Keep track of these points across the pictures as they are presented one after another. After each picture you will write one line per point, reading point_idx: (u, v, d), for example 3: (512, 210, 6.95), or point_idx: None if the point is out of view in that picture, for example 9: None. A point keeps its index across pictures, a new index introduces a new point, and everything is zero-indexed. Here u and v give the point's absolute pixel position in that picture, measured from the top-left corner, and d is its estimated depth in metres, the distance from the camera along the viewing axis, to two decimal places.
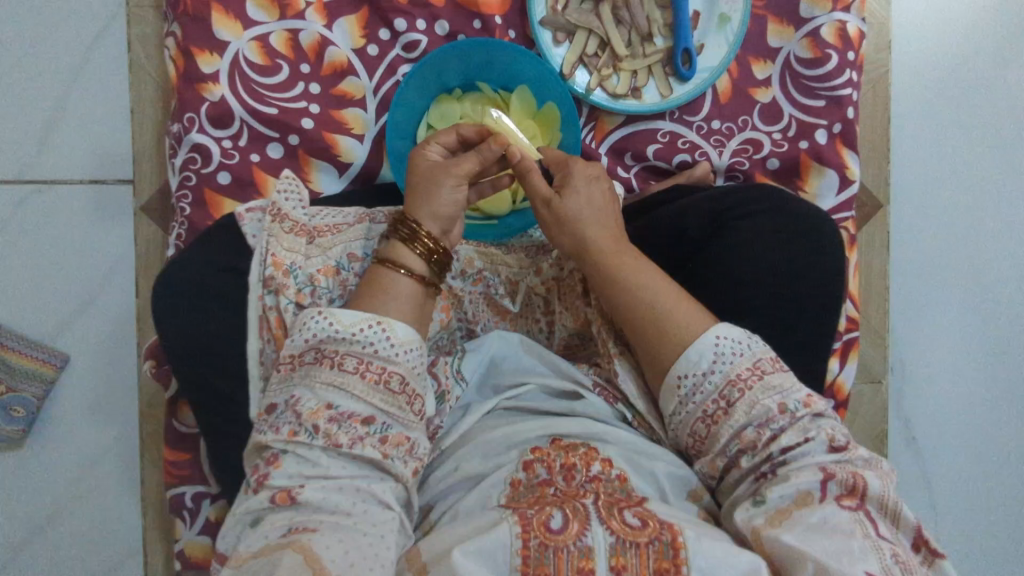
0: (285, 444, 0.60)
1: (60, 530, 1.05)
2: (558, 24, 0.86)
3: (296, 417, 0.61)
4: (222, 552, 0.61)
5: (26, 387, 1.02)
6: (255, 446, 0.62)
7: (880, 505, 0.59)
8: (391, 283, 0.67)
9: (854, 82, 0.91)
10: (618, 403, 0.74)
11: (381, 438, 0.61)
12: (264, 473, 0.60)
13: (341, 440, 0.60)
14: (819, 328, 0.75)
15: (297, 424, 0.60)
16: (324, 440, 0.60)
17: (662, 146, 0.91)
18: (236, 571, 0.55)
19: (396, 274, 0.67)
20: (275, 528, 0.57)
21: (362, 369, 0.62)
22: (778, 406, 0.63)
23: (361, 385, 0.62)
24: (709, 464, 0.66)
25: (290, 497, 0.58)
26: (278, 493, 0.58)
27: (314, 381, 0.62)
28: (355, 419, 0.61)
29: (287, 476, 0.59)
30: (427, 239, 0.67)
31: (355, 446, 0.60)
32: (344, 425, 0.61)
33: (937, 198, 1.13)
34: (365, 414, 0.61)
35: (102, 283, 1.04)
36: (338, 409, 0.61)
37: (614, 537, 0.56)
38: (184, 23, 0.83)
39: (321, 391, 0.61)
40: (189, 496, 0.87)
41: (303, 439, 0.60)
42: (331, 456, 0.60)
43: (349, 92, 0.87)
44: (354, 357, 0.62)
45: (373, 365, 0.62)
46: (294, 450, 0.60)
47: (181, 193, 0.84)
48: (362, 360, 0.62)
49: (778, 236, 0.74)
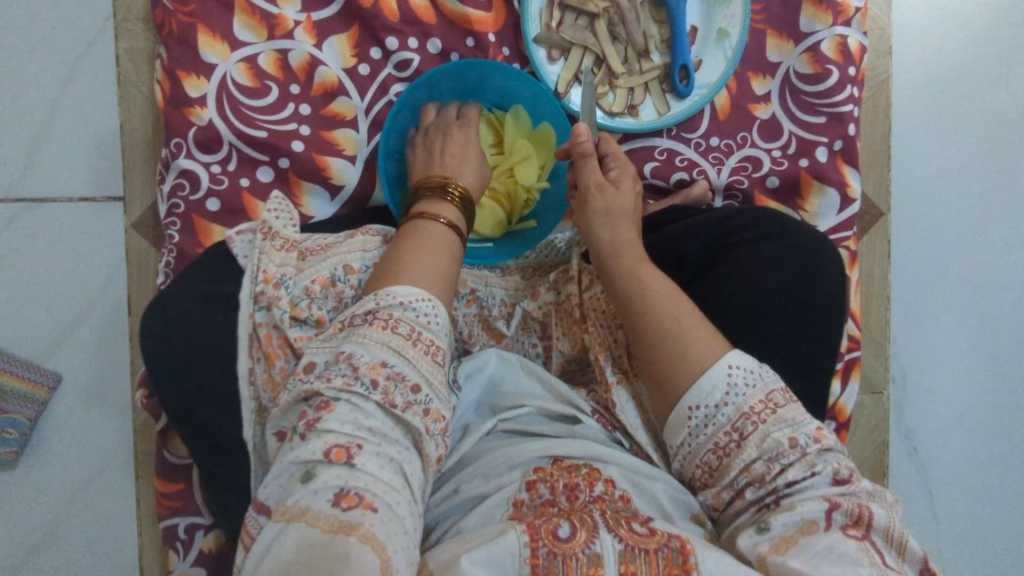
0: (338, 391, 0.57)
1: (54, 553, 1.04)
2: (553, 41, 0.84)
3: (351, 370, 0.58)
4: (262, 502, 0.57)
5: (17, 408, 1.01)
6: (297, 395, 0.59)
7: (886, 535, 0.58)
8: (435, 233, 0.68)
9: (855, 98, 0.90)
10: (616, 431, 0.73)
11: (425, 410, 0.60)
12: (314, 418, 0.56)
13: (396, 400, 0.58)
14: (822, 358, 0.73)
15: (353, 377, 0.57)
16: (382, 396, 0.57)
17: (660, 164, 0.89)
18: (287, 525, 0.51)
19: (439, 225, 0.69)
20: (327, 486, 0.53)
21: (414, 336, 0.60)
22: (789, 441, 0.62)
23: (414, 351, 0.60)
24: (715, 496, 0.65)
25: (347, 453, 0.55)
26: (335, 447, 0.55)
27: (366, 339, 0.59)
28: (407, 383, 0.59)
29: (341, 422, 0.56)
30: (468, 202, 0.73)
31: (407, 410, 0.58)
32: (399, 386, 0.59)
33: (938, 210, 1.11)
34: (415, 381, 0.60)
35: (93, 303, 1.03)
36: (392, 369, 0.59)
37: (623, 544, 0.55)
38: (170, 45, 0.82)
39: (376, 349, 0.59)
40: (182, 526, 0.85)
41: (358, 391, 0.57)
42: (383, 414, 0.57)
43: (340, 113, 0.85)
44: (407, 323, 0.61)
45: (424, 336, 0.61)
46: (349, 398, 0.57)
47: (170, 220, 0.83)
48: (414, 328, 0.61)
49: (779, 262, 0.73)
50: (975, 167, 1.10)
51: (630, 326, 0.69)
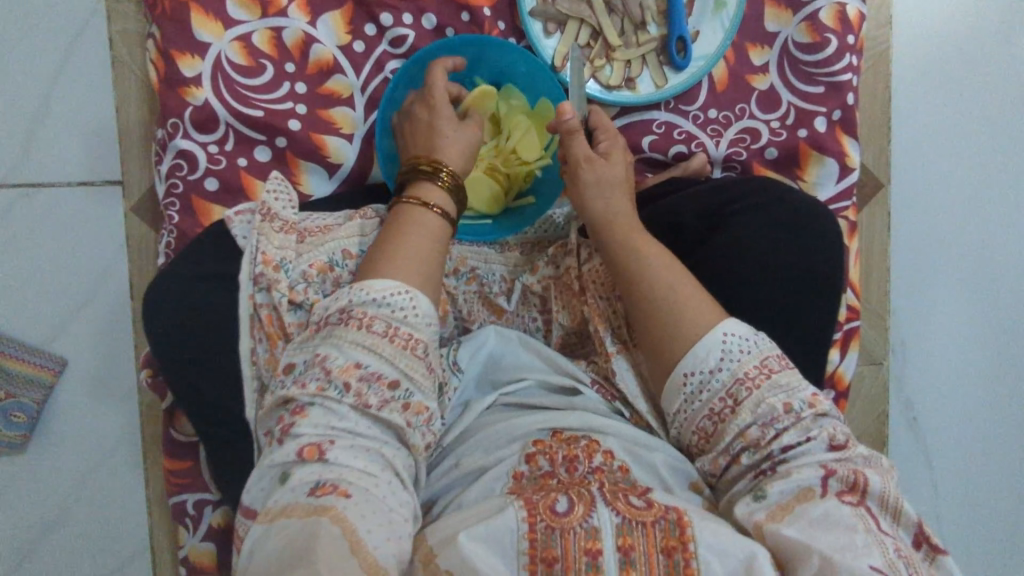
0: (312, 397, 0.58)
1: (66, 534, 1.06)
2: (549, 14, 0.83)
3: (324, 373, 0.59)
4: (250, 505, 0.60)
5: (25, 393, 1.02)
6: (277, 400, 0.60)
7: (881, 501, 0.58)
8: (420, 217, 0.67)
9: (854, 67, 0.89)
10: (616, 402, 0.73)
11: (404, 404, 0.60)
12: (289, 423, 0.58)
13: (370, 401, 0.59)
14: (818, 325, 0.75)
15: (325, 380, 0.58)
16: (354, 398, 0.58)
17: (658, 137, 0.89)
18: (267, 526, 0.53)
19: (426, 210, 0.68)
20: (304, 483, 0.55)
21: (390, 333, 0.60)
22: (783, 406, 0.62)
23: (390, 348, 0.60)
24: (711, 463, 0.66)
25: (320, 451, 0.56)
26: (306, 447, 0.56)
27: (340, 341, 0.60)
28: (382, 381, 0.60)
29: (315, 426, 0.57)
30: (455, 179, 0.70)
31: (383, 408, 0.59)
32: (372, 386, 0.59)
33: (937, 181, 1.11)
34: (391, 377, 0.60)
35: (95, 288, 1.03)
36: (367, 369, 0.59)
37: (620, 517, 0.56)
38: (163, 24, 0.81)
39: (349, 349, 0.59)
40: (190, 503, 0.87)
41: (331, 394, 0.58)
42: (360, 415, 0.59)
43: (336, 91, 0.85)
44: (383, 320, 0.61)
45: (401, 331, 0.61)
46: (322, 403, 0.58)
47: (169, 201, 0.83)
48: (390, 324, 0.61)
49: (778, 230, 0.74)
50: (974, 138, 1.09)
51: (628, 298, 0.70)
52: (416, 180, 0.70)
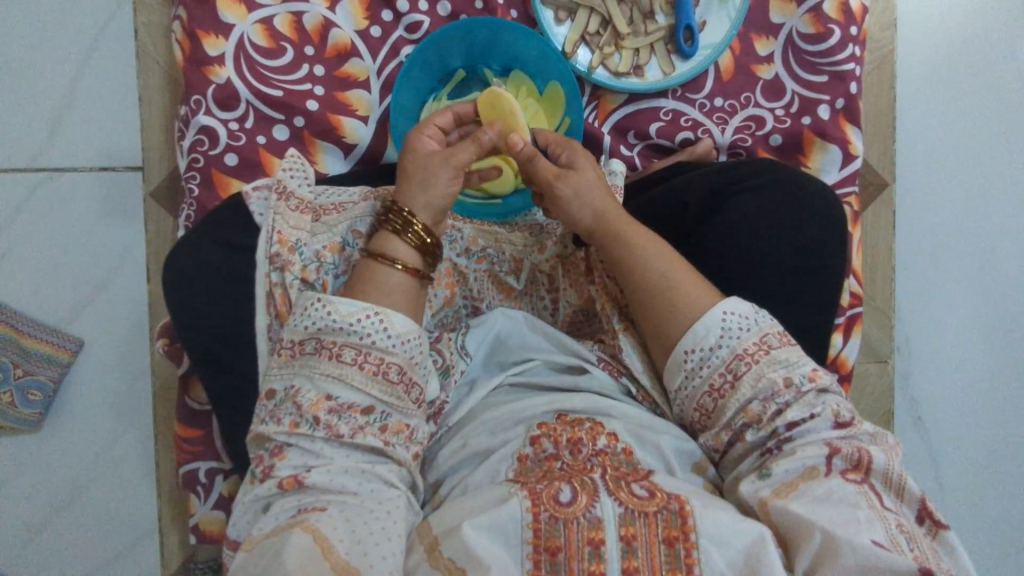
0: (288, 436, 0.61)
1: (77, 512, 1.07)
2: (560, 3, 0.87)
3: (297, 408, 0.61)
4: (234, 538, 0.62)
5: (43, 371, 1.04)
6: (255, 436, 0.63)
7: (885, 479, 0.59)
8: (382, 275, 0.66)
9: (856, 57, 0.92)
10: (622, 377, 0.74)
11: (381, 426, 0.62)
12: (269, 464, 0.61)
13: (342, 430, 0.61)
14: (818, 302, 0.76)
15: (298, 415, 0.61)
16: (326, 430, 0.60)
17: (665, 124, 0.92)
18: (247, 555, 0.56)
19: (390, 268, 0.66)
20: (285, 510, 0.58)
21: (360, 360, 0.62)
22: (784, 380, 0.63)
23: (360, 376, 0.62)
24: (715, 438, 0.67)
25: (297, 481, 0.59)
26: (285, 479, 0.59)
27: (313, 372, 0.62)
28: (355, 409, 0.61)
29: (292, 465, 0.60)
30: (420, 231, 0.66)
31: (356, 435, 0.61)
32: (345, 415, 0.61)
33: (944, 176, 1.12)
34: (365, 404, 0.62)
35: (113, 269, 1.06)
36: (338, 400, 0.61)
37: (623, 508, 0.57)
38: (190, 6, 0.84)
39: (321, 382, 0.61)
40: (202, 471, 0.89)
41: (304, 430, 0.60)
42: (334, 446, 0.61)
43: (353, 74, 0.88)
44: (352, 349, 0.62)
45: (371, 357, 0.62)
46: (298, 442, 0.60)
47: (190, 174, 0.85)
48: (360, 351, 0.62)
49: (778, 211, 0.75)
50: (978, 135, 1.11)
51: (632, 283, 0.70)
52: (383, 231, 0.68)
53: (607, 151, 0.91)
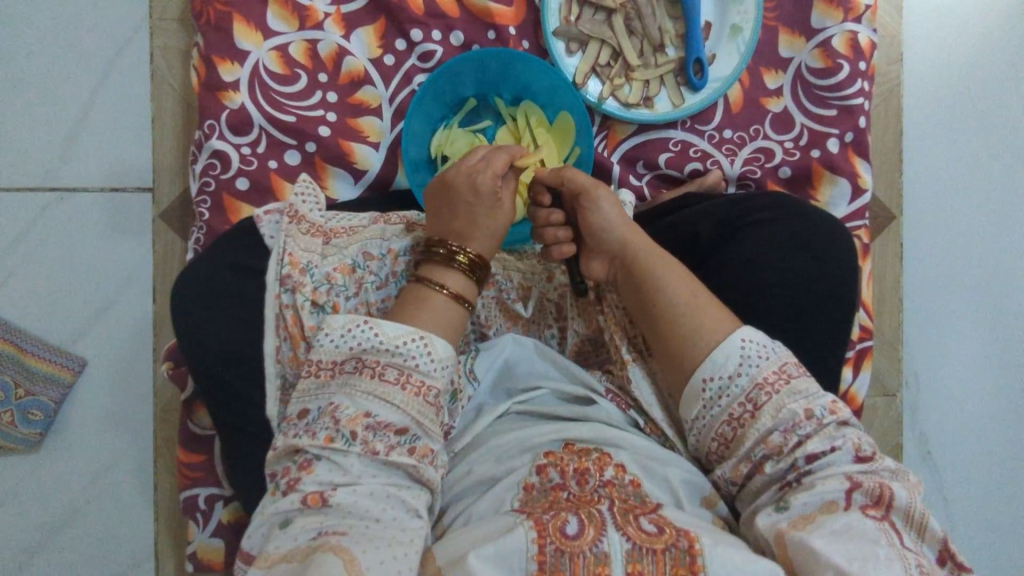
0: (321, 450, 0.59)
1: (71, 536, 1.05)
2: (572, 35, 0.88)
3: (333, 423, 0.59)
4: (247, 551, 0.60)
5: (43, 391, 1.03)
6: (284, 449, 0.61)
7: (906, 515, 0.58)
8: (430, 299, 0.66)
9: (866, 91, 0.93)
10: (630, 410, 0.73)
11: (410, 448, 0.61)
12: (295, 477, 0.59)
13: (377, 447, 0.59)
14: (832, 335, 0.75)
15: (335, 429, 0.59)
16: (361, 446, 0.59)
17: (674, 155, 0.93)
18: (266, 571, 0.55)
19: (439, 292, 0.67)
20: (305, 531, 0.56)
21: (403, 380, 0.61)
22: (804, 412, 0.62)
23: (402, 396, 0.61)
24: (733, 470, 0.65)
25: (321, 499, 0.57)
26: (309, 494, 0.58)
27: (354, 390, 0.61)
28: (391, 428, 0.60)
29: (318, 482, 0.58)
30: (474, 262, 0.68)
31: (390, 453, 0.60)
32: (381, 433, 0.60)
33: (955, 209, 1.11)
34: (401, 424, 0.60)
35: (118, 290, 1.05)
36: (375, 417, 0.60)
37: (631, 543, 0.55)
38: (207, 33, 0.86)
39: (361, 400, 0.60)
40: (202, 497, 0.88)
41: (340, 445, 0.59)
42: (365, 463, 0.59)
43: (365, 101, 0.89)
44: (395, 369, 0.61)
45: (414, 378, 0.62)
46: (330, 456, 0.59)
47: (201, 198, 0.86)
48: (403, 372, 0.61)
49: (790, 243, 0.75)
50: (987, 169, 1.10)
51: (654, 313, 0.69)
52: (432, 260, 0.69)
53: (616, 180, 0.92)
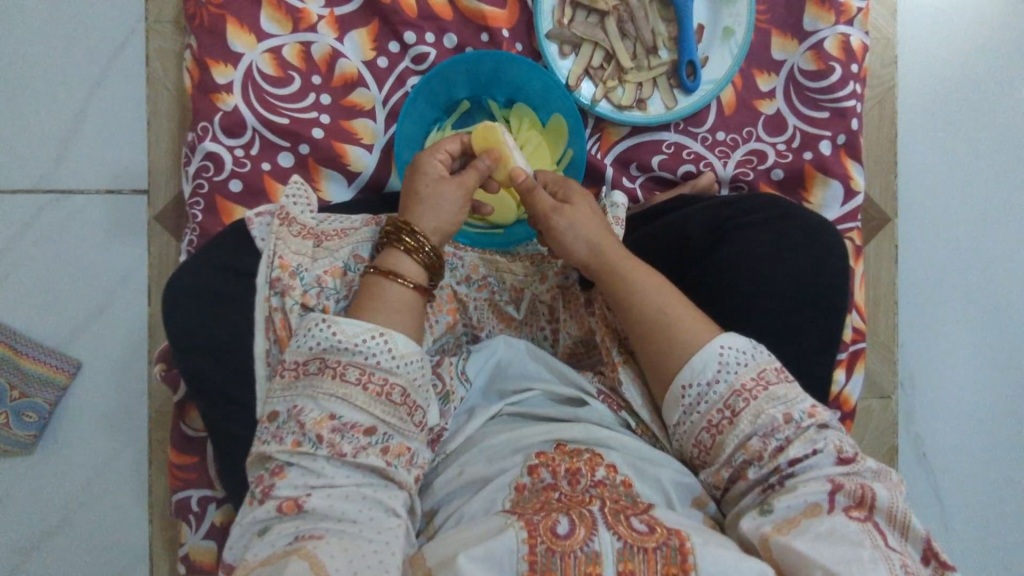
0: (289, 455, 0.59)
1: (66, 537, 1.05)
2: (565, 37, 0.88)
3: (299, 426, 0.60)
4: (230, 562, 0.60)
5: (38, 392, 1.03)
6: (256, 456, 0.61)
7: (889, 516, 0.58)
8: (386, 292, 0.65)
9: (858, 94, 0.93)
10: (622, 412, 0.73)
11: (383, 447, 0.61)
12: (269, 484, 0.59)
13: (344, 449, 0.59)
14: (822, 338, 0.75)
15: (300, 434, 0.59)
16: (328, 449, 0.59)
17: (667, 157, 0.93)
18: None
19: (395, 284, 0.66)
20: (282, 536, 0.57)
21: (364, 380, 0.61)
22: (783, 416, 0.62)
23: (363, 396, 0.61)
24: (714, 475, 0.65)
25: (297, 506, 0.57)
26: (284, 502, 0.58)
27: (316, 391, 0.61)
28: (357, 429, 0.60)
29: (292, 486, 0.58)
30: (429, 250, 0.67)
31: (359, 454, 0.59)
32: (347, 434, 0.60)
33: (949, 211, 1.11)
34: (367, 424, 0.61)
35: (113, 291, 1.05)
36: (340, 419, 0.60)
37: (622, 542, 0.55)
38: (201, 35, 0.87)
39: (324, 401, 0.60)
40: (195, 499, 0.88)
41: (307, 449, 0.59)
42: (335, 465, 0.59)
43: (359, 103, 0.89)
44: (356, 367, 0.61)
45: (375, 377, 0.61)
46: (300, 462, 0.59)
47: (194, 200, 0.86)
48: (364, 370, 0.61)
49: (780, 245, 0.75)
50: (980, 171, 1.11)
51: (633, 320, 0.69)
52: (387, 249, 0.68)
53: (609, 182, 0.92)
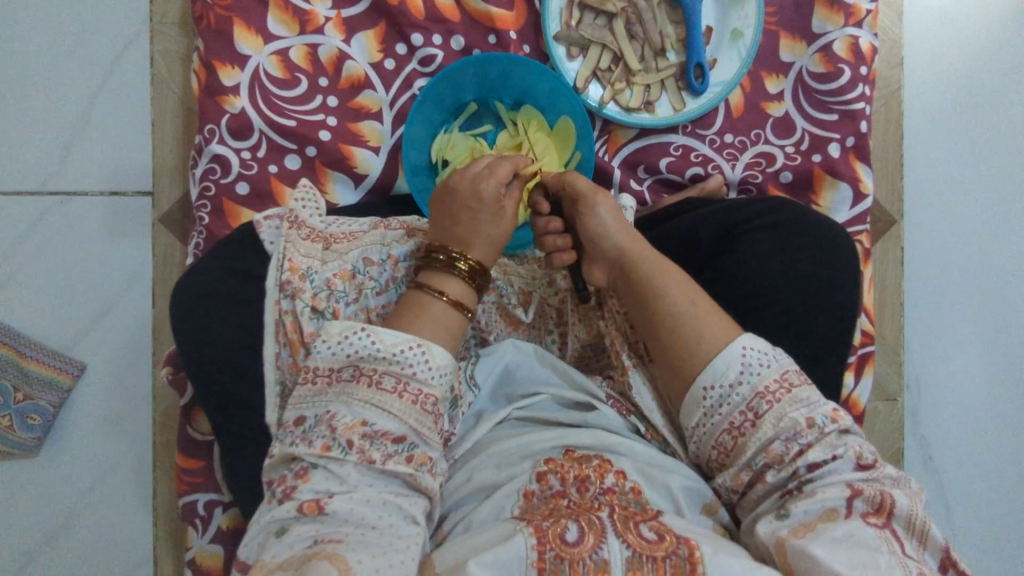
0: (316, 458, 0.59)
1: (70, 540, 1.05)
2: (572, 39, 0.88)
3: (330, 431, 0.59)
4: (244, 560, 0.59)
5: (42, 395, 1.03)
6: (280, 457, 0.60)
7: (907, 523, 0.57)
8: (428, 305, 0.66)
9: (867, 96, 0.93)
10: (631, 416, 0.73)
11: (408, 456, 0.60)
12: (291, 485, 0.58)
13: (374, 456, 0.59)
14: (834, 341, 0.75)
15: (331, 438, 0.59)
16: (358, 456, 0.58)
17: (675, 159, 0.92)
18: None
19: (437, 299, 0.66)
20: (302, 539, 0.56)
21: (400, 388, 0.61)
22: (806, 420, 0.62)
23: (399, 404, 0.60)
24: (733, 478, 0.65)
25: (318, 507, 0.57)
26: (305, 503, 0.57)
27: (350, 398, 0.60)
28: (388, 437, 0.60)
29: (315, 490, 0.58)
30: (470, 265, 0.68)
31: (388, 462, 0.59)
32: (377, 442, 0.59)
33: (957, 213, 1.11)
34: (397, 432, 0.60)
35: (118, 294, 1.05)
36: (372, 426, 0.59)
37: (631, 551, 0.55)
38: (207, 37, 0.86)
39: (359, 408, 0.60)
40: (201, 503, 0.88)
41: (337, 454, 0.58)
42: (362, 472, 0.59)
43: (366, 105, 0.89)
44: (393, 376, 0.61)
45: (410, 386, 0.61)
46: (326, 465, 0.58)
47: (201, 203, 0.86)
48: (400, 380, 0.61)
49: (793, 248, 0.75)
50: (988, 174, 1.10)
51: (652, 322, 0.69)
52: (427, 265, 0.69)
53: (617, 184, 0.92)
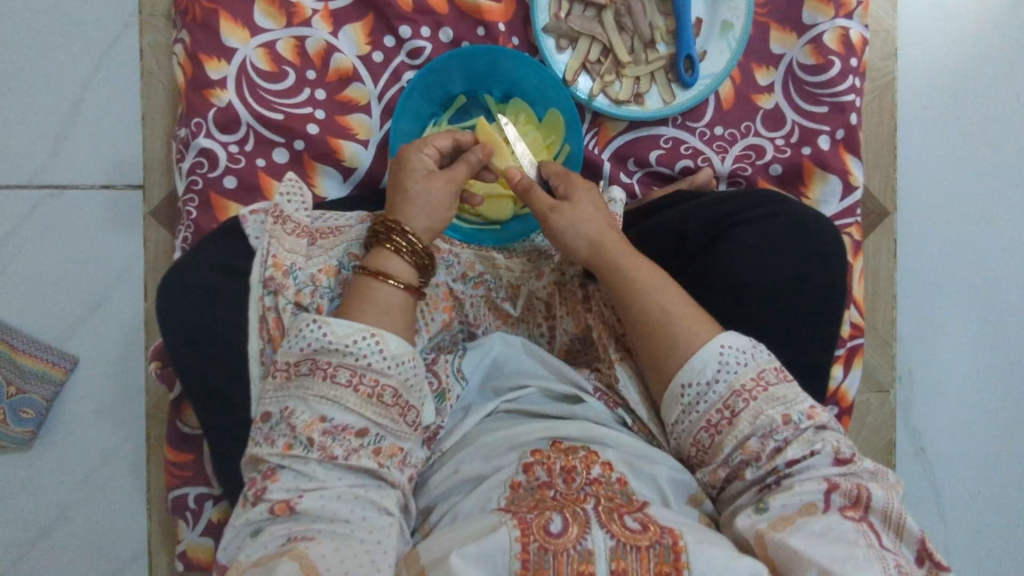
0: (281, 458, 0.59)
1: (63, 534, 1.05)
2: (561, 31, 0.87)
3: (291, 429, 0.60)
4: (223, 562, 0.60)
5: (35, 389, 1.03)
6: (250, 459, 0.61)
7: (885, 517, 0.58)
8: (378, 294, 0.65)
9: (857, 88, 0.92)
10: (618, 409, 0.73)
11: (375, 448, 0.61)
12: (261, 486, 0.59)
13: (336, 452, 0.59)
14: (819, 335, 0.75)
15: (292, 436, 0.59)
16: (320, 452, 0.59)
17: (665, 152, 0.92)
18: None
19: (386, 285, 0.65)
20: (274, 538, 0.57)
21: (355, 382, 0.61)
22: (782, 417, 0.62)
23: (355, 398, 0.60)
24: (711, 474, 0.65)
25: (289, 507, 0.57)
26: (276, 503, 0.58)
27: (307, 393, 0.61)
28: (349, 431, 0.60)
29: (284, 489, 0.59)
30: (418, 251, 0.67)
31: (350, 457, 0.59)
32: (338, 437, 0.60)
33: (949, 206, 1.11)
34: (358, 426, 0.60)
35: (109, 288, 1.05)
36: (331, 421, 0.60)
37: (615, 540, 0.55)
38: (193, 29, 0.86)
39: (315, 403, 0.60)
40: (191, 497, 0.89)
41: (299, 452, 0.59)
42: (327, 468, 0.59)
43: (354, 98, 0.89)
44: (347, 369, 0.61)
45: (366, 378, 0.61)
46: (292, 464, 0.59)
47: (188, 197, 0.86)
48: (355, 372, 0.61)
49: (778, 242, 0.75)
50: (980, 165, 1.10)
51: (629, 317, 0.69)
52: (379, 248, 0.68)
53: (606, 177, 0.92)
